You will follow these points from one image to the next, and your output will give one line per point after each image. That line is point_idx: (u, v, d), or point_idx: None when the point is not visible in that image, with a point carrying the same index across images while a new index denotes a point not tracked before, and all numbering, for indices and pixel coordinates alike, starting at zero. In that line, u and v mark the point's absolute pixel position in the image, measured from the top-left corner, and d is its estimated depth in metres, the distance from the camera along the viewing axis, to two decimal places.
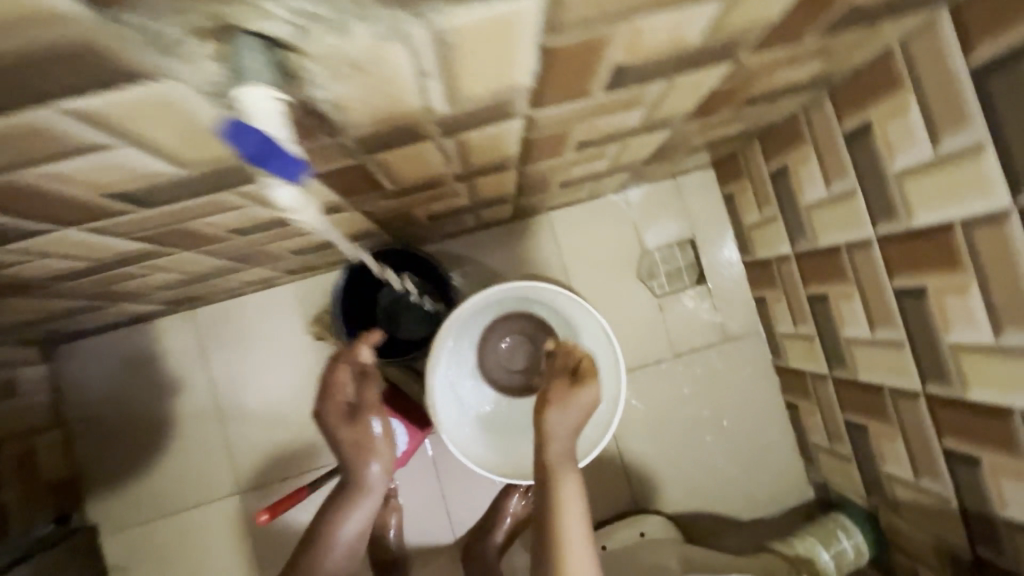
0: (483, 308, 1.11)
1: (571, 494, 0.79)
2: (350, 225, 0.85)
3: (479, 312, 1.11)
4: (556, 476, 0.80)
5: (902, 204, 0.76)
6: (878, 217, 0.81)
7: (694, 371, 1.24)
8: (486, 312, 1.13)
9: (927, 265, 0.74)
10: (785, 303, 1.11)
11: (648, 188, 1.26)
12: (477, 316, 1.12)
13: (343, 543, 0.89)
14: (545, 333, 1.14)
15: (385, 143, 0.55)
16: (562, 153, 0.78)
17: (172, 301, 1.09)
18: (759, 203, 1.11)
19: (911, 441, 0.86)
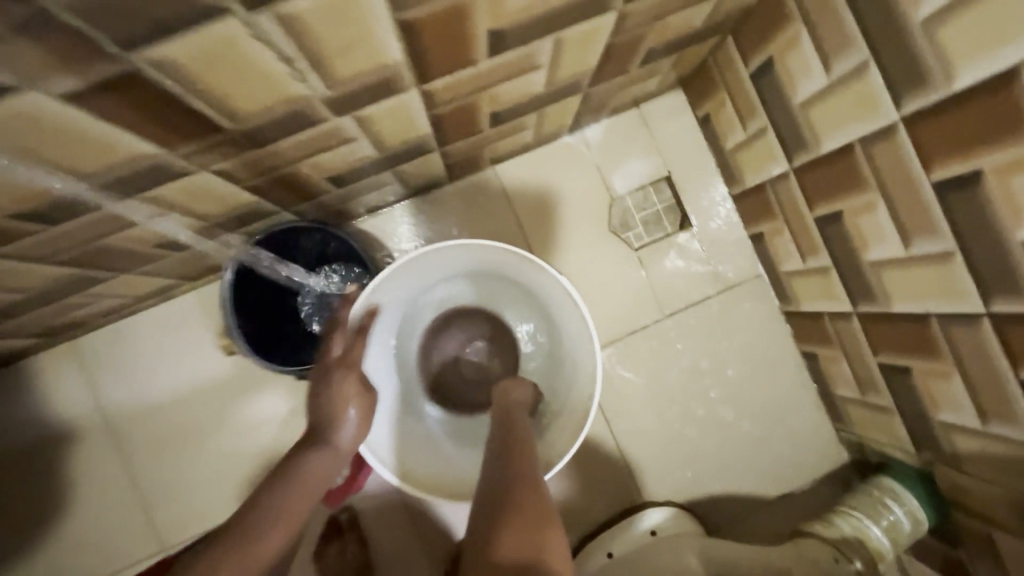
0: (424, 297, 0.91)
1: (537, 466, 0.61)
2: (216, 196, 0.65)
3: (421, 302, 0.92)
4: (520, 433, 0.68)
5: (937, 63, 0.57)
6: (903, 91, 0.61)
7: (690, 331, 1.04)
8: (431, 302, 0.93)
9: (983, 136, 0.55)
10: (787, 234, 0.92)
11: (608, 122, 1.05)
12: (417, 301, 0.90)
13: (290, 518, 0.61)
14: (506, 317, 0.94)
15: (150, 16, 0.35)
16: (475, 58, 0.58)
17: (37, 331, 0.87)
18: (741, 117, 0.92)
19: (971, 379, 0.68)
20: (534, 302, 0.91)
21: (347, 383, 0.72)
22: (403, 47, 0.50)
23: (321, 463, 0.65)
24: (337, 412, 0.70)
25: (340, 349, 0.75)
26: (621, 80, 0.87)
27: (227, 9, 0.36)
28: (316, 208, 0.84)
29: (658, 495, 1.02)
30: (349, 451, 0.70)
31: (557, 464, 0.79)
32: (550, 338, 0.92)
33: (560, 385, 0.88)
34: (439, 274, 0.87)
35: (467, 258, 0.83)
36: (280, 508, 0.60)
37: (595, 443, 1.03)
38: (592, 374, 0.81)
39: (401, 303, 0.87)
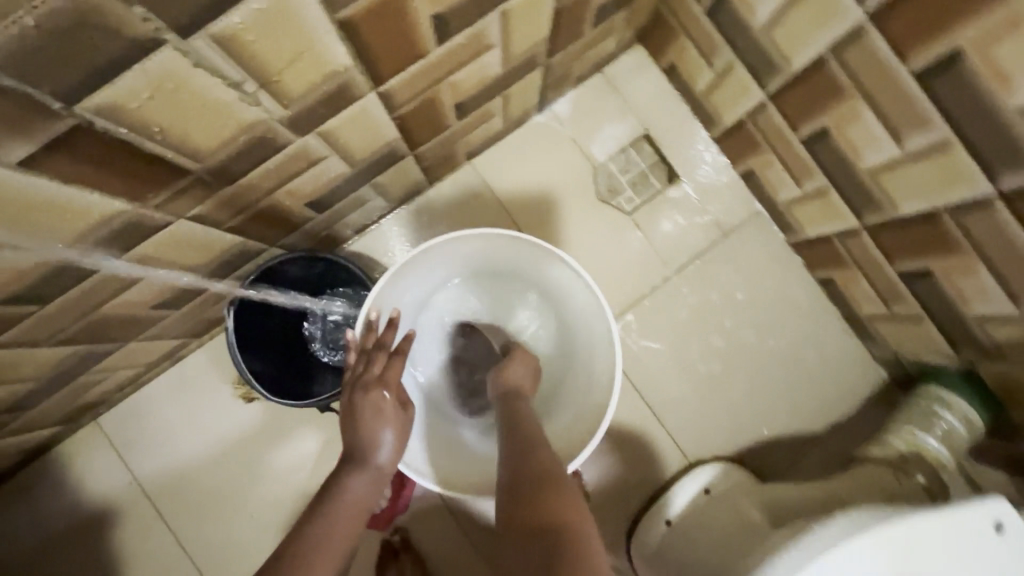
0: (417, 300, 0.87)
1: (541, 446, 0.65)
2: (201, 244, 0.64)
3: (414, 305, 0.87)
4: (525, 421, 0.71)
5: None
6: None
7: (700, 282, 1.02)
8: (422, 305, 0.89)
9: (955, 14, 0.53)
10: (777, 163, 0.90)
11: (575, 93, 1.04)
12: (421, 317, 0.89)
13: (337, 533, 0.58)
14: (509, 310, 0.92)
15: (85, 65, 0.34)
16: (425, 48, 0.57)
17: (61, 418, 0.88)
18: (706, 57, 0.90)
19: (997, 264, 0.65)
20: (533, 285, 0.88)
21: (383, 402, 0.69)
22: (349, 51, 0.49)
23: (360, 489, 0.63)
24: (372, 439, 0.67)
25: (378, 368, 0.72)
26: (578, 46, 0.86)
27: (158, 40, 0.35)
28: (304, 238, 0.83)
29: (705, 453, 1.00)
30: (388, 473, 0.67)
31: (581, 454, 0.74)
32: (563, 328, 0.89)
33: (577, 376, 0.86)
34: (428, 270, 0.83)
35: (456, 252, 0.82)
36: (328, 537, 0.57)
37: (630, 415, 1.01)
38: (608, 339, 0.79)
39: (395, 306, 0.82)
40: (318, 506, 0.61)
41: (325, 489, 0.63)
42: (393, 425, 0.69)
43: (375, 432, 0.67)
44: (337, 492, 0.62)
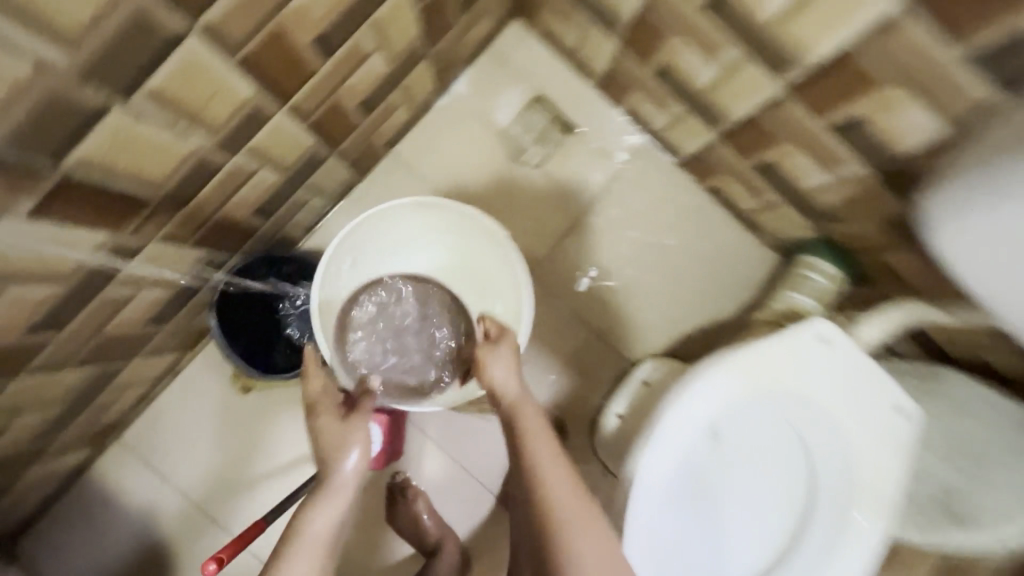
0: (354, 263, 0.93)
1: (582, 495, 0.67)
2: (173, 260, 0.79)
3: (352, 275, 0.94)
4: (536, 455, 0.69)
5: None
6: None
7: (609, 212, 1.19)
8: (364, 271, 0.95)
9: None
10: (645, 97, 1.06)
11: (470, 72, 1.18)
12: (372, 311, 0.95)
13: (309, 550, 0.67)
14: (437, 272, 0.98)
15: (57, 135, 0.49)
16: (315, 66, 0.71)
17: (90, 438, 1.02)
18: (567, 20, 1.05)
19: (805, 143, 0.82)
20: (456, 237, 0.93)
21: (329, 419, 0.75)
22: (251, 83, 0.64)
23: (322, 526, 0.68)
24: (335, 477, 0.71)
25: (318, 387, 0.79)
26: (456, 33, 1.00)
27: (107, 107, 0.50)
28: (260, 242, 0.97)
29: (641, 353, 1.18)
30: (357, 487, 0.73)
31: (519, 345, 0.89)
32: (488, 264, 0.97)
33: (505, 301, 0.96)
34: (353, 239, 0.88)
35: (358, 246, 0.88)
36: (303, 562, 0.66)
37: (573, 335, 1.18)
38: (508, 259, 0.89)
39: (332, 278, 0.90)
40: (293, 537, 0.67)
41: (294, 522, 0.68)
42: (358, 443, 0.72)
43: (334, 452, 0.72)
44: (304, 526, 0.68)
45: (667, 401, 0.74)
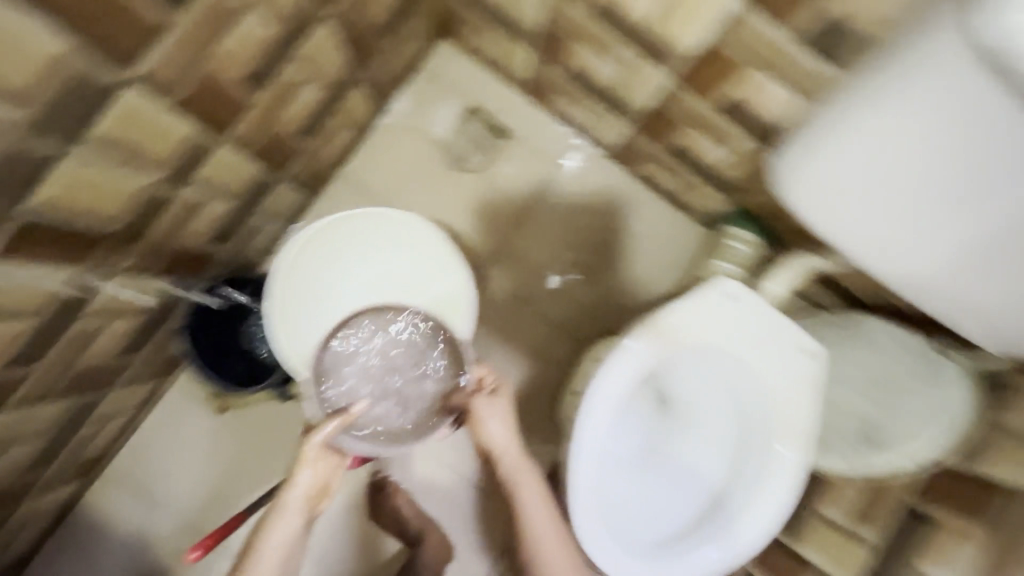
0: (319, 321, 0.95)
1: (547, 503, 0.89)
2: (138, 289, 0.85)
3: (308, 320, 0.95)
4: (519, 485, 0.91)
5: None
6: None
7: (549, 207, 1.28)
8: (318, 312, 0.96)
9: None
10: (566, 97, 1.16)
11: (406, 90, 1.27)
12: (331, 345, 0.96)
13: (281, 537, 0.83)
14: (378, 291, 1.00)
15: (16, 184, 0.56)
16: (250, 100, 0.79)
17: (77, 470, 1.07)
18: (488, 35, 1.15)
19: (701, 124, 0.93)
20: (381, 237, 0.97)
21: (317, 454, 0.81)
22: (190, 121, 0.72)
23: (280, 539, 0.83)
24: (287, 505, 0.83)
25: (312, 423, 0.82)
26: (384, 57, 1.08)
27: (58, 154, 0.58)
28: (222, 266, 1.03)
29: (594, 334, 1.26)
30: (308, 511, 0.85)
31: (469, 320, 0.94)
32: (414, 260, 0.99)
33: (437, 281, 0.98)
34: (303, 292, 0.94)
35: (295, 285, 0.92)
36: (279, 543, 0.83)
37: (530, 324, 1.26)
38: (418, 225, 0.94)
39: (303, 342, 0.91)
40: (255, 546, 0.83)
41: (256, 540, 0.83)
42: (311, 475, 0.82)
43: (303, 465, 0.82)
44: (264, 541, 0.82)
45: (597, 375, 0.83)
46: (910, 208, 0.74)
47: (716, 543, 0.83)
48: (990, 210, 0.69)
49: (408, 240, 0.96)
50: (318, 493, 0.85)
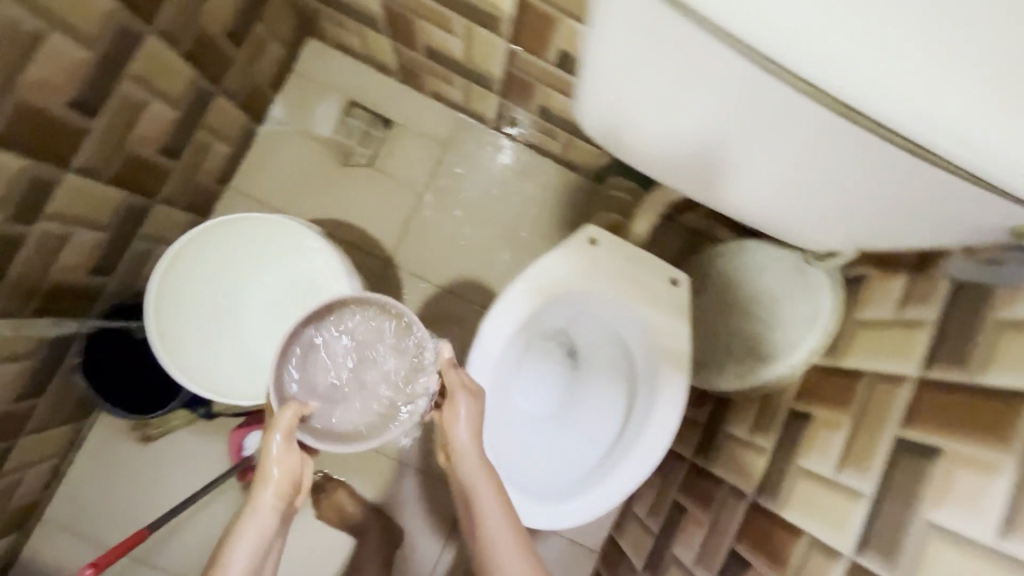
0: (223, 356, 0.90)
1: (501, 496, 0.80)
2: (16, 333, 0.86)
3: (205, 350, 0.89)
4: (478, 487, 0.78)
5: None
6: None
7: (444, 188, 1.30)
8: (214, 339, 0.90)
9: None
10: (434, 76, 1.17)
11: (282, 96, 1.27)
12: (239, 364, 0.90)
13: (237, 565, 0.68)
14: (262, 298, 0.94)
15: None
16: (84, 125, 0.80)
17: (5, 525, 1.06)
18: (345, 28, 1.16)
19: (550, 83, 0.95)
20: (245, 252, 0.91)
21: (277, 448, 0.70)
22: (16, 154, 0.73)
23: (246, 554, 0.69)
24: (257, 506, 0.70)
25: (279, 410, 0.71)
26: (243, 65, 1.09)
27: None
28: (110, 298, 1.03)
29: None
30: (283, 516, 0.73)
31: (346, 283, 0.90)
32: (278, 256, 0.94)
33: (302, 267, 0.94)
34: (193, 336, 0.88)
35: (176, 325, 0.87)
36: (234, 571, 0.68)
37: (445, 305, 1.28)
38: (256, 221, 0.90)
39: (220, 382, 0.88)
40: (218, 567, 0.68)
41: (219, 555, 0.69)
42: (282, 471, 0.70)
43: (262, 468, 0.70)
44: (231, 553, 0.68)
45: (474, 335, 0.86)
46: (697, 137, 0.64)
47: (607, 483, 0.87)
48: (761, 133, 0.59)
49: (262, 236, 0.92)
50: (293, 493, 0.72)
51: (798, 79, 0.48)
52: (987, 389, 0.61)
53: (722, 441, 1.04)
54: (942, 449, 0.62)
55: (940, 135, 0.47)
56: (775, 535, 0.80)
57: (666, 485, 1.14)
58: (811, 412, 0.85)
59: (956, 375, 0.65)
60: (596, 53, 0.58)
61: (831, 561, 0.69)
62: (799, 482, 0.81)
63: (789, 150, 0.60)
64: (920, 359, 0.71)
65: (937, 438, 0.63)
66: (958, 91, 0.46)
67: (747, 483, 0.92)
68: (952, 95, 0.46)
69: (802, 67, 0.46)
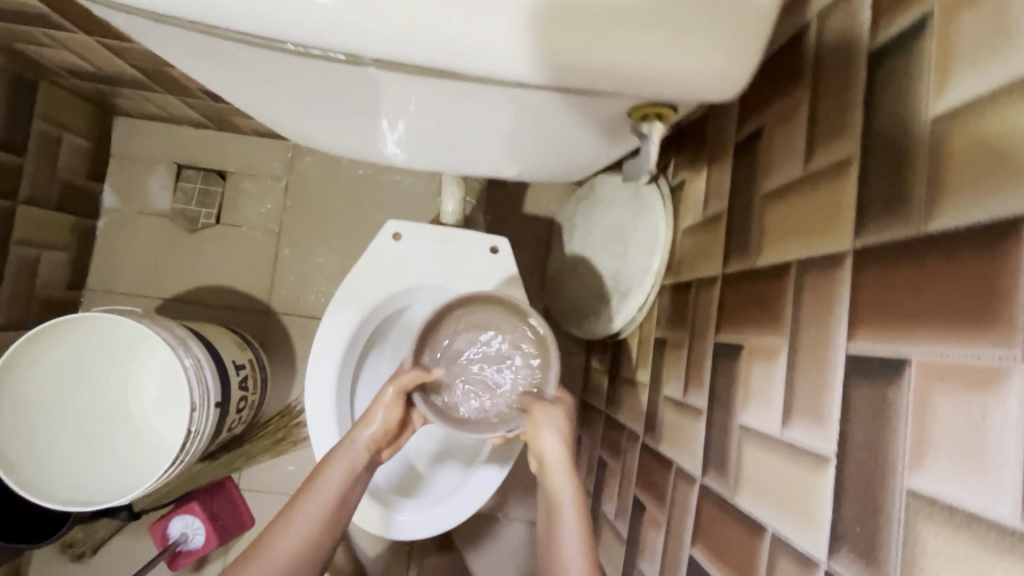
0: (91, 463, 0.88)
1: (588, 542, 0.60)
2: None
3: (75, 459, 0.87)
4: (568, 517, 0.62)
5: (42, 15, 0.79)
6: (76, 34, 0.84)
7: (300, 221, 1.27)
8: (76, 448, 0.87)
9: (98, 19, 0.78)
10: (240, 117, 1.14)
11: (108, 183, 1.24)
12: (105, 460, 0.89)
13: (322, 491, 0.66)
14: (92, 391, 0.91)
15: None
16: None
17: None
18: (135, 98, 1.12)
19: None
20: (83, 348, 0.88)
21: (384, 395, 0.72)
22: None
23: (340, 475, 0.68)
24: (355, 437, 0.71)
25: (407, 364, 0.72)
26: (38, 170, 1.06)
27: None
28: None
29: None
30: (370, 462, 0.72)
31: (172, 343, 0.88)
32: (85, 346, 0.88)
33: (127, 340, 0.93)
34: (54, 445, 0.85)
35: (37, 451, 0.84)
36: (304, 515, 0.64)
37: None
38: (57, 328, 0.83)
39: (86, 483, 0.86)
40: (310, 487, 0.66)
41: (315, 474, 0.68)
42: (386, 411, 0.72)
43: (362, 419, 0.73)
44: (323, 475, 0.68)
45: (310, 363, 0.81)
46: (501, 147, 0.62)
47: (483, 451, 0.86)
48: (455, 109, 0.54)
49: (73, 335, 0.86)
50: (386, 444, 0.74)
51: (473, 76, 0.45)
52: (761, 272, 0.56)
53: (621, 386, 1.00)
54: (740, 346, 0.58)
55: (628, 82, 0.44)
56: (656, 472, 0.76)
57: (592, 444, 1.11)
58: (665, 337, 0.81)
59: (742, 265, 0.61)
60: (283, 84, 0.53)
61: (689, 487, 0.66)
62: (665, 412, 0.77)
63: (557, 130, 0.56)
64: (722, 256, 0.66)
65: (737, 335, 0.59)
66: (640, 35, 0.42)
67: (639, 425, 0.88)
68: (644, 42, 0.42)
69: (584, 82, 0.44)
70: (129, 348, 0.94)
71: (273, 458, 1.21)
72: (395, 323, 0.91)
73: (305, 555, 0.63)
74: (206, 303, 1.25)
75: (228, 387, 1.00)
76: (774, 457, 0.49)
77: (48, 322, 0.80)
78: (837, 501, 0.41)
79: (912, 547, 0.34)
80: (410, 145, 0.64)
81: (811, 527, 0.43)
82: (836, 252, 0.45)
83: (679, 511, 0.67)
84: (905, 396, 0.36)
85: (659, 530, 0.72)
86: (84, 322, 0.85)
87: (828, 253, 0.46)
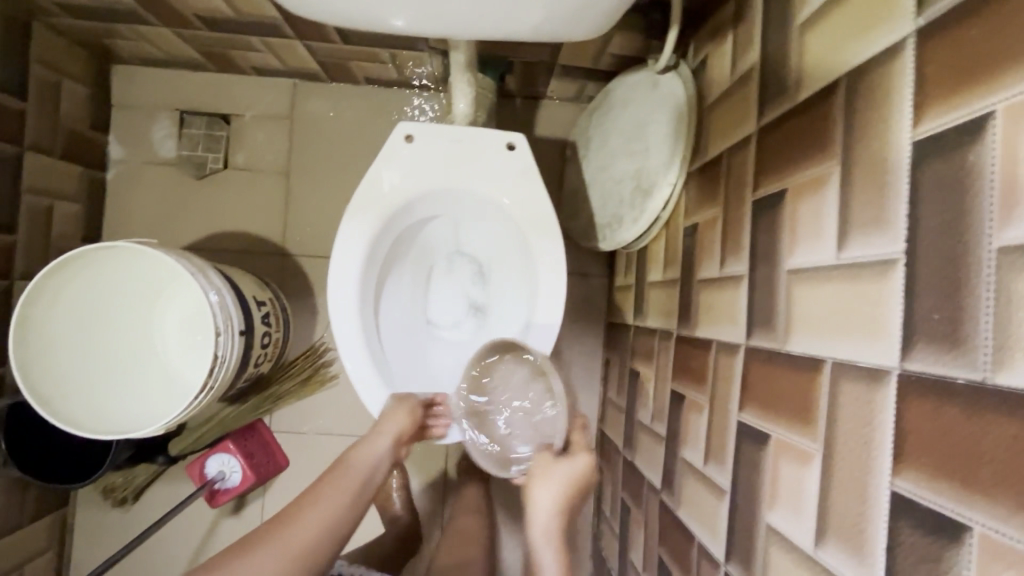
0: (121, 397, 0.89)
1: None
2: None
3: (106, 392, 0.87)
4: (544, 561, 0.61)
5: None
6: None
7: (308, 161, 1.24)
8: (105, 382, 0.88)
9: None
10: (239, 51, 1.11)
11: (113, 135, 1.22)
12: (137, 393, 0.90)
13: (347, 475, 0.64)
14: (117, 326, 0.91)
15: None
16: None
17: None
18: (131, 39, 1.10)
19: None
20: (105, 284, 0.88)
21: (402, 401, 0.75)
22: None
23: (364, 463, 0.67)
24: (382, 427, 0.71)
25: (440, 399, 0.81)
26: (41, 117, 1.05)
27: None
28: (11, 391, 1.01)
29: None
30: (391, 459, 0.70)
31: (192, 270, 0.87)
32: (107, 282, 0.88)
33: (148, 274, 0.92)
34: (84, 382, 0.86)
35: (69, 385, 0.84)
36: (326, 497, 0.61)
37: None
38: (79, 260, 0.82)
39: (118, 417, 0.87)
40: (332, 474, 0.64)
41: (338, 461, 0.66)
42: (404, 415, 0.73)
43: (383, 420, 0.72)
44: (346, 462, 0.66)
45: (334, 272, 0.79)
46: None
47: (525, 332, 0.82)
48: None
49: (94, 268, 0.85)
50: (405, 442, 0.73)
51: None
52: (804, 102, 0.52)
53: (649, 292, 0.97)
54: (783, 190, 0.55)
55: None
56: (694, 357, 0.73)
57: (622, 360, 1.08)
58: (695, 222, 0.78)
59: (780, 108, 0.57)
60: None
61: (731, 356, 0.63)
62: (699, 295, 0.74)
63: None
64: (755, 111, 0.62)
65: (779, 181, 0.56)
66: None
67: (671, 322, 0.85)
68: None
69: None
70: (152, 287, 0.93)
71: (301, 398, 1.21)
72: (413, 239, 0.87)
73: (328, 534, 0.58)
74: (222, 249, 1.24)
75: (251, 320, 0.99)
76: (830, 287, 0.46)
77: (69, 253, 0.79)
78: (909, 298, 0.38)
79: (1007, 307, 0.31)
80: (420, 11, 0.61)
81: (879, 339, 0.40)
82: (896, 38, 0.41)
83: (721, 384, 0.65)
84: (988, 153, 0.33)
85: (701, 411, 0.70)
86: (103, 255, 0.84)
87: (883, 48, 0.42)
